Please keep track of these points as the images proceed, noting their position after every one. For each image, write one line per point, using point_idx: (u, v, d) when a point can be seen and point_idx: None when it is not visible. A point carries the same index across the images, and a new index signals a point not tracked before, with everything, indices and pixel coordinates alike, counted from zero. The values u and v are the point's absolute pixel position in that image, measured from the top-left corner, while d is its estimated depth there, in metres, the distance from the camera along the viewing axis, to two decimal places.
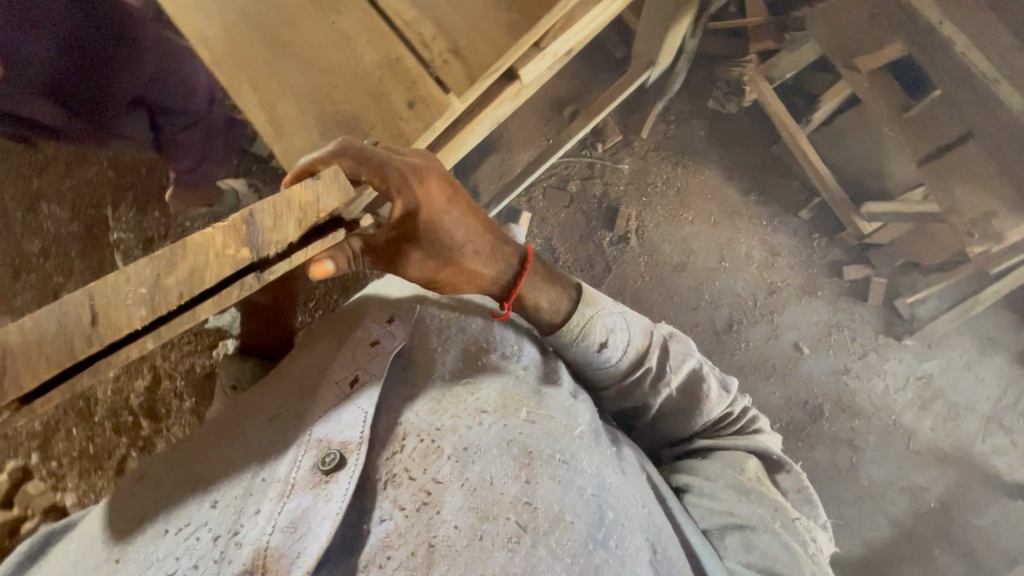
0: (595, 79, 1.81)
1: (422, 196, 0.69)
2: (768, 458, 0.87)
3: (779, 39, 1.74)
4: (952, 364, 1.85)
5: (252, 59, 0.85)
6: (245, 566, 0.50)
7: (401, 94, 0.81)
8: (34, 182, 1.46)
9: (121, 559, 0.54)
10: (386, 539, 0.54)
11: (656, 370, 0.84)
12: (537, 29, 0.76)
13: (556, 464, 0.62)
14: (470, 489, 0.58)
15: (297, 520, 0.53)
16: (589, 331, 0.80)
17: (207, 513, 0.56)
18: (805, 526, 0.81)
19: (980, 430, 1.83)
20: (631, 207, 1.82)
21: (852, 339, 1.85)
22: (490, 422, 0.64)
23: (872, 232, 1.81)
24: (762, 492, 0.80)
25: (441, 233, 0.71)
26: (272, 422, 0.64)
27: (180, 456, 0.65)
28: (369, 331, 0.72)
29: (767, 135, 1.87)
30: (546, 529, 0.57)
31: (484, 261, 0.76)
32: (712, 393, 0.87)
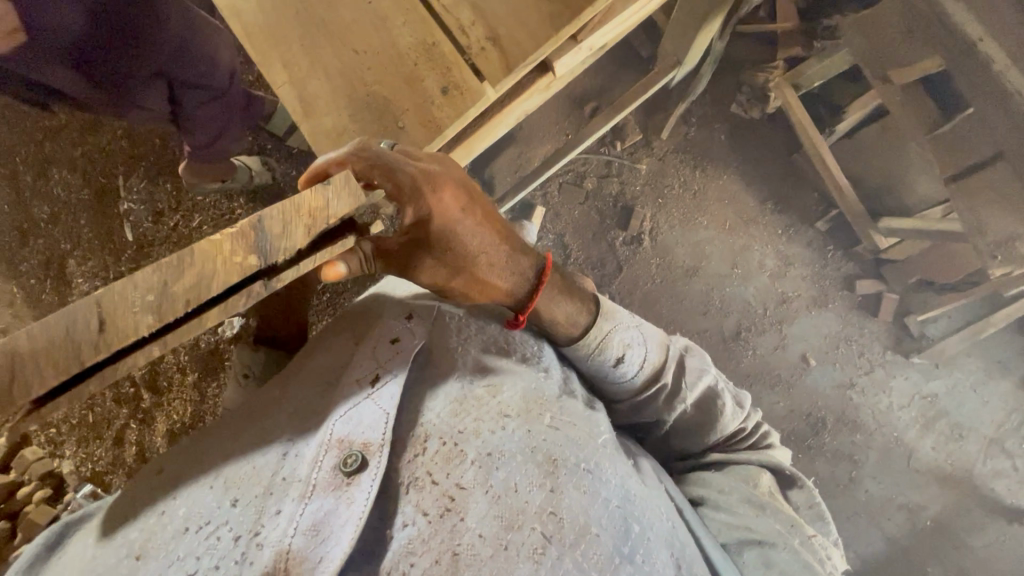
0: (619, 75, 1.79)
1: (438, 202, 0.68)
2: (779, 473, 0.89)
3: (808, 47, 1.72)
4: (958, 385, 1.85)
5: (285, 35, 0.83)
6: (267, 568, 0.51)
7: (435, 80, 0.80)
8: (46, 146, 1.45)
9: (140, 556, 0.53)
10: (409, 546, 0.54)
11: (671, 388, 0.84)
12: (580, 19, 0.75)
13: (580, 474, 0.63)
14: (493, 498, 0.58)
15: (320, 522, 0.53)
16: (605, 347, 0.80)
17: (229, 511, 0.55)
18: (821, 543, 0.79)
19: (981, 452, 1.83)
20: (647, 208, 1.80)
21: (859, 353, 1.85)
22: (513, 427, 0.64)
23: (888, 248, 1.80)
24: (776, 507, 0.80)
25: (455, 242, 0.71)
26: (291, 422, 0.63)
27: (197, 451, 0.64)
28: (389, 328, 0.70)
29: (788, 143, 1.85)
30: (572, 541, 0.57)
31: (500, 272, 0.77)
32: (727, 409, 0.87)
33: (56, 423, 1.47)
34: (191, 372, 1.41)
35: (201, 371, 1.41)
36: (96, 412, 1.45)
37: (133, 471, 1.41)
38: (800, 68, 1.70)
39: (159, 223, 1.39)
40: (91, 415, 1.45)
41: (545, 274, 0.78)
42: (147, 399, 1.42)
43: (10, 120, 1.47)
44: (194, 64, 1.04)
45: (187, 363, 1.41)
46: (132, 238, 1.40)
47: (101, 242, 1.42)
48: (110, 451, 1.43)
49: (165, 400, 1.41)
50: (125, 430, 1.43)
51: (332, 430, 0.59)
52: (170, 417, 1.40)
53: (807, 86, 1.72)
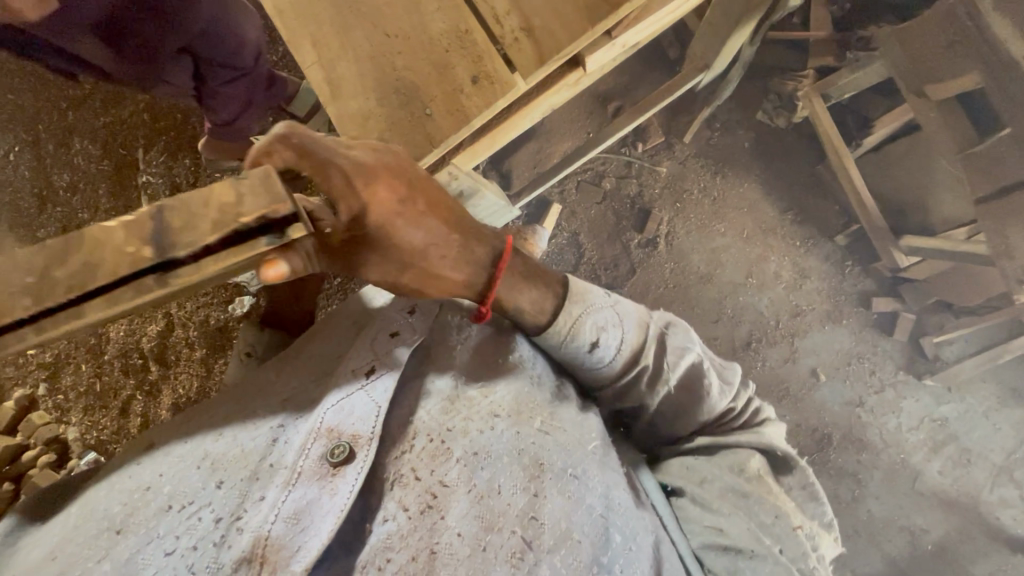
0: (645, 76, 1.77)
1: (372, 197, 0.62)
2: (774, 454, 0.77)
3: (840, 57, 1.70)
4: (971, 410, 1.82)
5: (316, 15, 0.83)
6: (244, 553, 0.51)
7: (465, 68, 0.79)
8: (69, 116, 1.46)
9: (122, 531, 0.52)
10: (387, 541, 0.55)
11: (653, 369, 0.75)
12: (618, 13, 0.73)
13: (567, 480, 0.63)
14: (476, 498, 0.59)
15: (302, 511, 0.54)
16: (577, 331, 0.72)
17: (213, 492, 0.55)
18: (808, 535, 0.70)
19: (989, 479, 1.80)
20: (664, 211, 1.78)
21: (871, 372, 1.82)
22: (502, 428, 0.64)
23: (909, 266, 1.78)
24: (758, 499, 0.71)
25: (396, 236, 0.65)
26: (284, 409, 0.63)
27: (187, 429, 0.63)
28: (389, 320, 0.69)
29: (813, 154, 1.83)
30: (551, 547, 0.58)
31: (452, 263, 0.70)
32: (714, 387, 0.76)
33: (64, 390, 1.47)
34: (199, 349, 1.43)
35: (208, 347, 1.43)
36: (104, 381, 1.46)
37: None
38: (830, 78, 1.67)
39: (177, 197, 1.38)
40: (99, 383, 1.46)
41: (500, 262, 0.70)
42: (153, 371, 1.43)
43: (35, 89, 1.48)
44: (220, 43, 1.04)
45: (195, 338, 1.43)
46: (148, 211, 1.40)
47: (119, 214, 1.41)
48: (115, 421, 1.43)
49: (171, 373, 1.43)
50: (131, 401, 1.43)
51: (322, 419, 0.59)
52: (175, 391, 1.42)
53: (837, 96, 1.71)
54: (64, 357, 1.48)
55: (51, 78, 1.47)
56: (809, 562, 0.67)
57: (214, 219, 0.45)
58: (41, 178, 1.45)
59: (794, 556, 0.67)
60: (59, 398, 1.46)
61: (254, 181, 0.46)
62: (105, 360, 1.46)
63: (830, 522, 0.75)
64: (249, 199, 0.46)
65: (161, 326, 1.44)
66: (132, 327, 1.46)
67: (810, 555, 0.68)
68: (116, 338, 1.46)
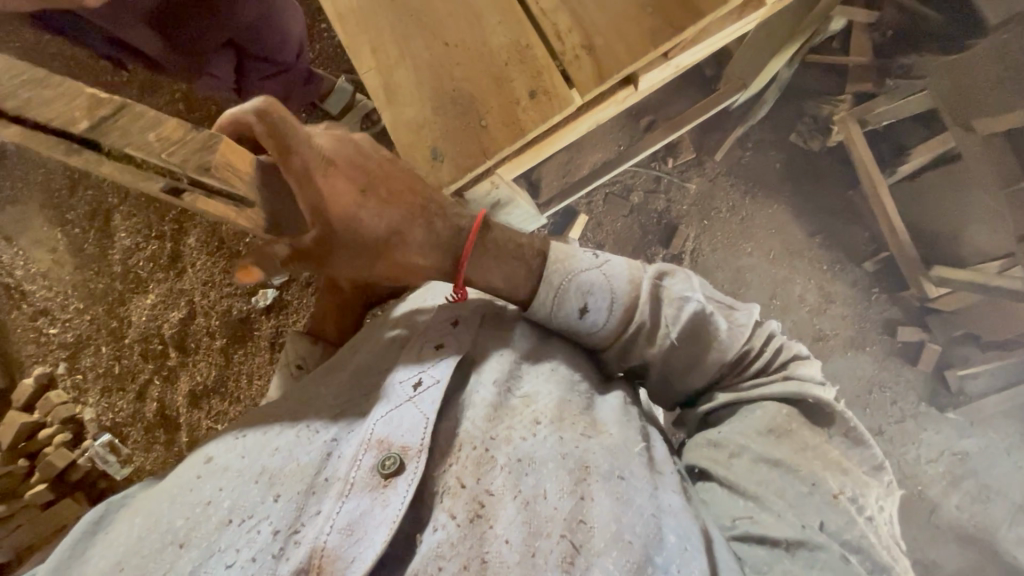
0: (681, 92, 1.75)
1: (331, 189, 0.66)
2: (804, 404, 0.68)
3: (879, 84, 1.70)
4: (992, 445, 1.80)
5: (375, 21, 0.84)
6: (301, 565, 0.52)
7: (523, 82, 0.79)
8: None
9: (185, 543, 0.53)
10: (439, 549, 0.54)
11: (651, 325, 0.70)
12: (680, 37, 0.75)
13: (614, 481, 0.60)
14: (522, 504, 0.57)
15: (355, 522, 0.54)
16: (564, 298, 0.71)
17: (272, 505, 0.55)
18: (852, 500, 0.61)
19: (1009, 517, 1.76)
20: (691, 227, 1.78)
21: (892, 401, 1.81)
22: (546, 434, 0.62)
23: (937, 297, 1.78)
24: (792, 466, 0.62)
25: (360, 226, 0.69)
26: (336, 423, 0.64)
27: (239, 438, 0.63)
28: (434, 333, 0.70)
29: (845, 179, 1.82)
30: (602, 548, 0.55)
31: (418, 252, 0.72)
32: (721, 333, 0.70)
33: (82, 370, 1.50)
34: (220, 338, 1.41)
35: (230, 337, 1.41)
36: (122, 363, 1.46)
37: (150, 427, 1.45)
38: (869, 105, 1.69)
39: None
40: (117, 365, 1.47)
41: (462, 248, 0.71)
42: (173, 357, 1.43)
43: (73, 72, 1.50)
44: (267, 39, 1.06)
45: (217, 327, 1.41)
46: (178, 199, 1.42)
47: (148, 200, 1.45)
48: (132, 404, 1.46)
49: (191, 360, 1.42)
50: (148, 385, 1.45)
51: (372, 430, 0.60)
52: (193, 378, 1.42)
53: (872, 123, 1.70)
54: (84, 337, 1.49)
55: (93, 63, 1.49)
56: (856, 528, 0.58)
57: (149, 140, 0.51)
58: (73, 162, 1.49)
59: (839, 528, 0.58)
60: (77, 379, 1.50)
61: (206, 142, 0.52)
62: (124, 344, 1.46)
63: (878, 463, 0.66)
64: (190, 153, 0.51)
65: (184, 313, 1.42)
66: (155, 312, 1.44)
67: (858, 521, 0.58)
68: (138, 322, 1.45)
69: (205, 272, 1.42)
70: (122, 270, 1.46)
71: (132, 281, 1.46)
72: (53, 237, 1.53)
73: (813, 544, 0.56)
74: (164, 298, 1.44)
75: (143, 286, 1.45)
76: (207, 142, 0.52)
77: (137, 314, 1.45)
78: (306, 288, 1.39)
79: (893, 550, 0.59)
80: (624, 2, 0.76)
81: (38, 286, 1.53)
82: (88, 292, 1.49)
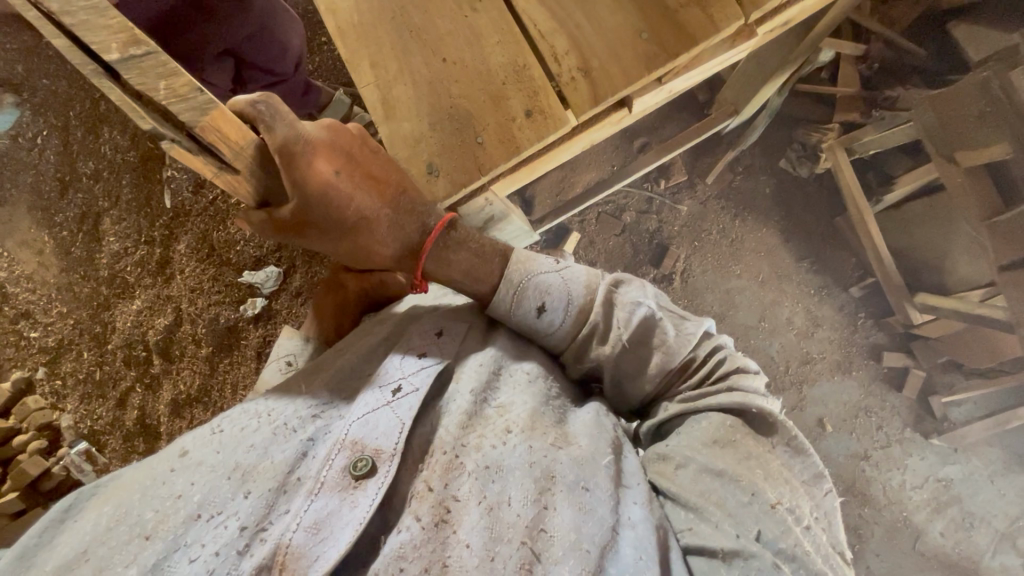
0: (674, 117, 1.78)
1: (312, 169, 0.66)
2: (749, 414, 0.66)
3: (866, 114, 1.74)
4: (975, 473, 1.80)
5: (377, 37, 0.85)
6: (265, 560, 0.52)
7: (519, 101, 0.81)
8: (101, 105, 1.48)
9: (151, 536, 0.52)
10: (400, 550, 0.53)
11: (603, 326, 0.71)
12: (674, 63, 0.78)
13: (579, 492, 0.58)
14: (486, 509, 0.56)
15: (322, 521, 0.54)
16: (522, 296, 0.71)
17: (241, 502, 0.54)
18: (789, 509, 0.60)
19: (991, 545, 1.77)
20: (682, 248, 1.80)
21: (878, 426, 1.82)
22: (517, 442, 0.61)
23: (921, 324, 1.79)
24: (734, 477, 0.61)
25: (332, 206, 0.69)
26: (314, 421, 0.62)
27: (215, 427, 0.61)
28: (416, 342, 0.69)
29: (833, 205, 1.85)
30: (560, 556, 0.54)
31: (383, 239, 0.74)
32: (668, 338, 0.70)
33: (61, 374, 1.45)
34: (205, 346, 1.40)
35: (215, 346, 1.40)
36: (104, 370, 1.44)
37: (130, 435, 1.41)
38: (855, 133, 1.72)
39: (199, 194, 1.43)
40: (99, 372, 1.44)
41: (426, 238, 0.73)
42: (156, 364, 1.41)
43: (66, 75, 1.51)
44: (267, 50, 1.07)
45: (203, 335, 1.40)
46: (170, 205, 1.44)
47: (139, 204, 1.45)
48: (111, 411, 1.43)
49: (174, 368, 1.40)
50: (130, 392, 1.42)
51: (347, 431, 0.59)
52: (176, 387, 1.40)
53: (862, 152, 1.75)
54: (65, 341, 1.45)
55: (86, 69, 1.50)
56: (791, 538, 0.57)
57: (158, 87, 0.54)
58: (65, 163, 1.48)
59: (776, 537, 0.57)
60: (56, 383, 1.45)
61: (203, 105, 0.56)
62: (108, 348, 1.43)
63: (819, 472, 0.66)
64: (183, 112, 0.56)
65: (170, 319, 1.41)
66: (139, 317, 1.42)
67: (794, 530, 0.58)
68: (122, 327, 1.43)
69: (194, 279, 1.42)
70: (108, 275, 1.44)
71: (119, 286, 1.44)
72: (38, 238, 1.50)
73: (747, 554, 0.56)
74: (150, 305, 1.42)
75: (129, 291, 1.43)
76: (203, 106, 0.56)
77: (121, 318, 1.43)
78: (296, 298, 1.41)
79: (828, 559, 0.58)
80: (619, 28, 0.78)
81: (20, 287, 1.48)
82: (73, 296, 1.47)
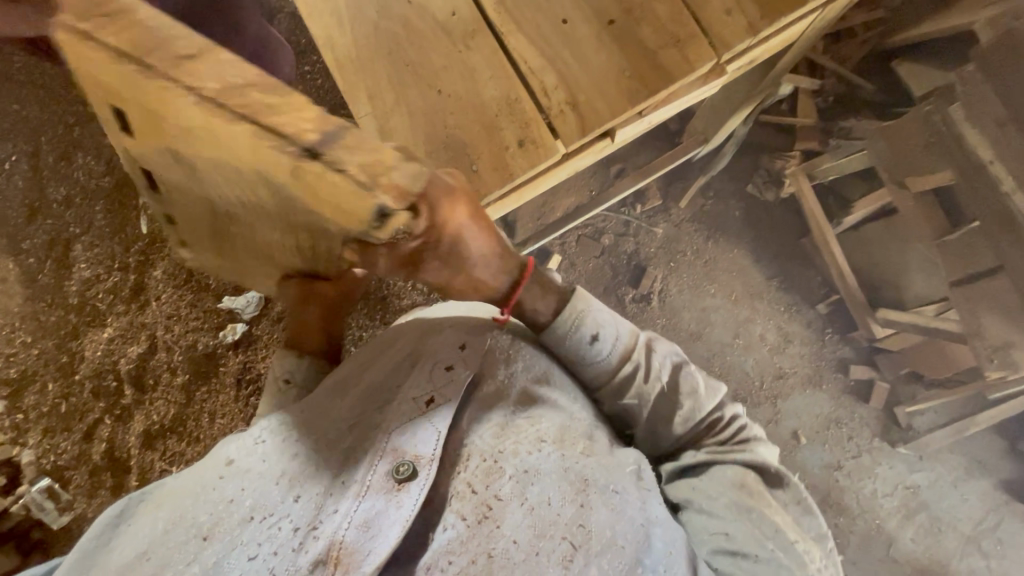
0: (646, 145, 1.88)
1: (446, 209, 0.56)
2: (766, 471, 0.76)
3: (823, 143, 1.87)
4: (940, 479, 1.89)
5: (375, 71, 0.89)
6: (319, 557, 0.56)
7: (512, 132, 0.86)
8: (75, 130, 1.45)
9: (209, 537, 0.56)
10: (448, 546, 0.59)
11: (646, 366, 0.76)
12: (654, 98, 0.85)
13: (610, 494, 0.64)
14: (528, 509, 0.61)
15: (371, 520, 0.58)
16: (580, 326, 0.74)
17: (292, 504, 0.59)
18: (802, 549, 0.69)
19: (958, 548, 1.86)
20: (658, 269, 1.87)
21: (849, 437, 1.90)
22: (550, 450, 0.66)
23: (883, 338, 1.89)
24: (758, 516, 0.70)
25: (459, 248, 0.61)
26: (351, 433, 0.65)
27: (252, 432, 0.65)
28: (444, 353, 0.70)
29: (798, 227, 1.95)
30: (599, 550, 0.60)
31: (488, 275, 0.68)
32: (699, 388, 0.78)
33: (26, 408, 1.37)
34: (181, 374, 1.39)
35: (192, 374, 1.39)
36: (70, 402, 1.38)
37: (98, 470, 1.36)
38: (816, 161, 1.84)
39: None
40: (64, 404, 1.38)
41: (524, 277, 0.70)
42: (128, 395, 1.38)
43: (33, 96, 1.46)
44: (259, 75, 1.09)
45: (179, 364, 1.39)
46: (146, 231, 1.43)
47: (113, 230, 1.43)
48: (77, 445, 1.37)
49: (148, 398, 1.38)
50: (98, 424, 1.38)
51: (387, 439, 0.63)
52: (149, 417, 1.38)
53: (823, 177, 1.85)
54: (28, 373, 1.38)
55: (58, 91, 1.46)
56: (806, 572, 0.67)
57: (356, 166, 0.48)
58: (33, 188, 1.44)
59: (791, 565, 0.67)
60: (20, 416, 1.37)
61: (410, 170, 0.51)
62: (75, 379, 1.38)
63: (823, 531, 0.75)
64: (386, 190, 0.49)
65: (143, 347, 1.39)
66: (111, 346, 1.39)
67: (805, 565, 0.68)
68: (91, 356, 1.39)
69: (170, 306, 1.40)
70: (78, 302, 1.40)
71: (90, 313, 1.40)
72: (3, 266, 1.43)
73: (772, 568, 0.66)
74: (123, 333, 1.40)
75: (100, 319, 1.40)
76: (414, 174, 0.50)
77: (92, 347, 1.39)
78: (277, 324, 1.41)
79: None
80: (604, 66, 0.85)
81: None
82: (38, 325, 1.40)
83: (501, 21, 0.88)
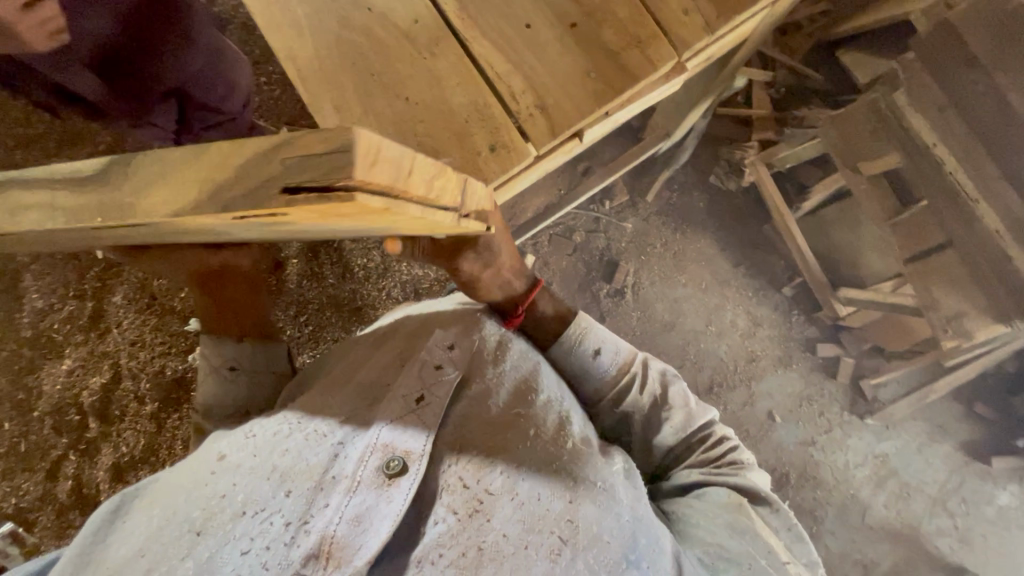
0: (611, 142, 1.92)
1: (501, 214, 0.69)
2: (757, 495, 0.78)
3: (778, 132, 1.94)
4: (906, 446, 1.99)
5: (340, 83, 0.88)
6: (312, 551, 0.54)
7: (483, 137, 0.86)
8: (15, 153, 1.33)
9: (202, 531, 0.53)
10: (439, 539, 0.58)
11: (642, 379, 0.85)
12: (619, 98, 0.86)
13: (597, 491, 0.67)
14: (518, 504, 0.62)
15: (363, 514, 0.56)
16: (584, 339, 0.86)
17: (283, 499, 0.56)
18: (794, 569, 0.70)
19: (926, 511, 1.96)
20: (630, 263, 1.91)
21: (820, 413, 1.98)
22: (538, 445, 0.68)
23: (846, 315, 1.96)
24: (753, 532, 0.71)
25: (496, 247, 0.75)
26: (343, 426, 0.64)
27: (246, 432, 0.64)
28: (433, 353, 0.72)
29: (759, 214, 2.03)
30: (585, 544, 0.62)
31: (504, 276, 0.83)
32: (692, 404, 0.86)
33: None
34: (150, 402, 1.34)
35: (162, 401, 1.35)
36: (29, 441, 1.29)
37: (65, 509, 1.28)
38: (773, 150, 1.90)
39: None
40: (23, 443, 1.28)
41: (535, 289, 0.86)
42: (94, 428, 1.32)
43: None
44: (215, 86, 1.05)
45: (148, 391, 1.34)
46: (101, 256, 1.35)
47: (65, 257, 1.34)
48: (39, 486, 1.28)
49: (115, 430, 1.32)
50: (62, 462, 1.30)
51: (378, 435, 0.62)
52: (118, 450, 1.32)
53: (779, 165, 1.91)
54: None
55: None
56: None
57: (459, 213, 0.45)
58: None
59: None
60: None
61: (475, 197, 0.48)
62: (32, 416, 1.30)
63: (815, 561, 0.75)
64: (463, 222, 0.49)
65: (106, 378, 1.33)
66: (70, 378, 1.32)
67: None
68: (49, 391, 1.31)
69: (134, 332, 1.35)
70: (31, 335, 1.32)
71: (45, 346, 1.32)
72: None
73: None
74: (83, 363, 1.33)
75: (57, 350, 1.32)
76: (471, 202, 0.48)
77: (50, 381, 1.31)
78: None
79: None
80: (569, 69, 0.87)
81: None
82: None
83: (463, 26, 0.88)
